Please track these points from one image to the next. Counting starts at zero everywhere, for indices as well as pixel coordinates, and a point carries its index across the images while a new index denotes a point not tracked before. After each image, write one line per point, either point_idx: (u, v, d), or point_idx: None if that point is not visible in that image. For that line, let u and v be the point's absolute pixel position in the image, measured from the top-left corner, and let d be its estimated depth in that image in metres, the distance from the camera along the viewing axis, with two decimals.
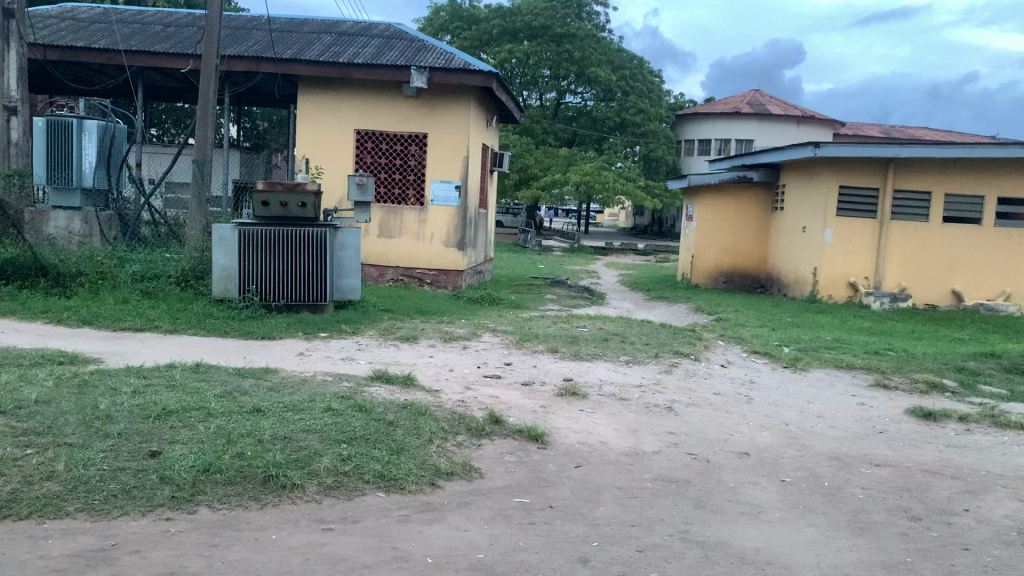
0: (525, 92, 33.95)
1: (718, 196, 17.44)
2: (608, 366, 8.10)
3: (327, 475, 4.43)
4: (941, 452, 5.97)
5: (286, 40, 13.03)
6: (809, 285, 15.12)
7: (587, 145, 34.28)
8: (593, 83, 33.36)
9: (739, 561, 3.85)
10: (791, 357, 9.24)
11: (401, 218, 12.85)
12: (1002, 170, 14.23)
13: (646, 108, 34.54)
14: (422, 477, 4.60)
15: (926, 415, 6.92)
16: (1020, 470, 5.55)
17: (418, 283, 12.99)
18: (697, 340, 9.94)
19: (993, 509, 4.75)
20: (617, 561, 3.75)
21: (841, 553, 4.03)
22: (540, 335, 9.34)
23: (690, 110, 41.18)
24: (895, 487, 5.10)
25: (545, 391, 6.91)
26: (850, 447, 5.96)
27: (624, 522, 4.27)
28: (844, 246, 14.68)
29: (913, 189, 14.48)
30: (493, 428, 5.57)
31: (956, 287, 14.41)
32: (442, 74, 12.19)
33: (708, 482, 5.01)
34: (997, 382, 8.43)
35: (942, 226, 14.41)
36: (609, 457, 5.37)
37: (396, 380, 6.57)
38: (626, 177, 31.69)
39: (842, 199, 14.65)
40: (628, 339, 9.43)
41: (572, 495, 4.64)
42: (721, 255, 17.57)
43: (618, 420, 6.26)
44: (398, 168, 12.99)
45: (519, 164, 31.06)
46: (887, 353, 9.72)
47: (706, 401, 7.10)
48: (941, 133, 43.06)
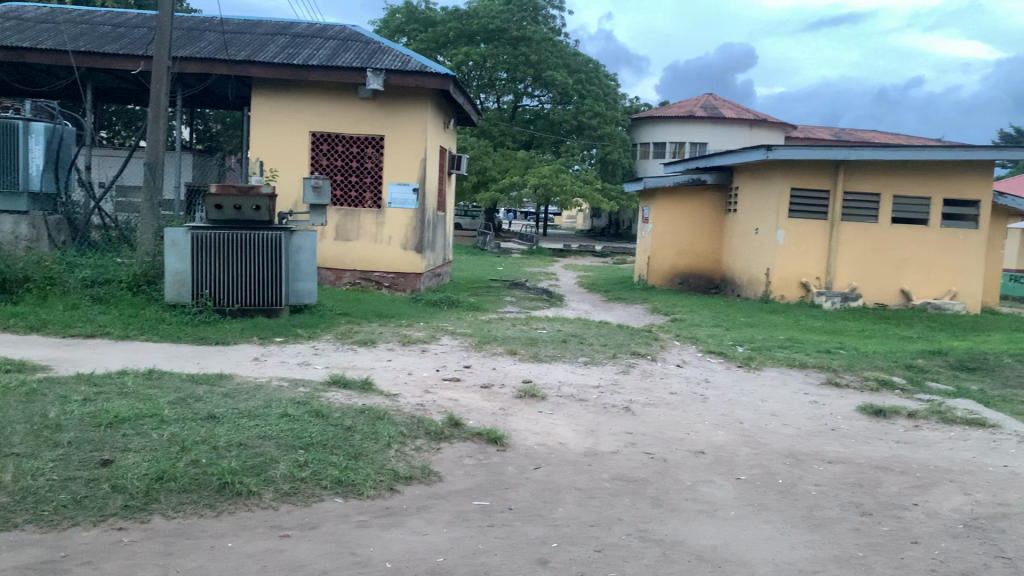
0: (482, 95, 33.92)
1: (672, 198, 17.64)
2: (566, 368, 8.14)
3: (284, 482, 4.39)
4: (892, 448, 6.11)
5: (239, 42, 12.88)
6: (763, 286, 15.33)
7: (545, 148, 34.37)
8: (550, 86, 33.48)
9: (697, 559, 3.89)
10: (745, 356, 9.37)
11: (358, 221, 12.77)
12: (947, 172, 14.62)
13: (602, 112, 34.74)
14: (381, 482, 4.59)
15: (877, 412, 7.06)
16: (968, 464, 5.70)
17: (376, 287, 12.90)
18: (654, 341, 10.02)
19: (941, 503, 4.88)
20: (577, 561, 3.78)
21: (796, 549, 4.09)
22: (499, 337, 9.36)
23: (646, 113, 41.56)
24: (847, 483, 5.20)
25: (503, 394, 6.92)
26: (804, 445, 6.07)
27: (583, 522, 4.30)
28: (795, 246, 14.89)
29: (863, 191, 14.77)
30: (453, 431, 5.57)
31: (905, 286, 14.74)
32: (400, 75, 12.12)
33: (665, 481, 5.07)
34: (945, 379, 8.63)
35: (891, 227, 14.72)
36: (568, 458, 5.40)
37: (353, 385, 6.52)
38: (583, 179, 31.84)
39: (794, 201, 14.90)
40: (586, 340, 9.47)
41: (531, 496, 4.66)
42: (677, 257, 17.76)
43: (576, 421, 6.29)
44: (355, 171, 12.90)
45: (476, 166, 31.10)
46: (837, 351, 9.91)
47: (664, 401, 7.17)
48: (887, 137, 44.10)
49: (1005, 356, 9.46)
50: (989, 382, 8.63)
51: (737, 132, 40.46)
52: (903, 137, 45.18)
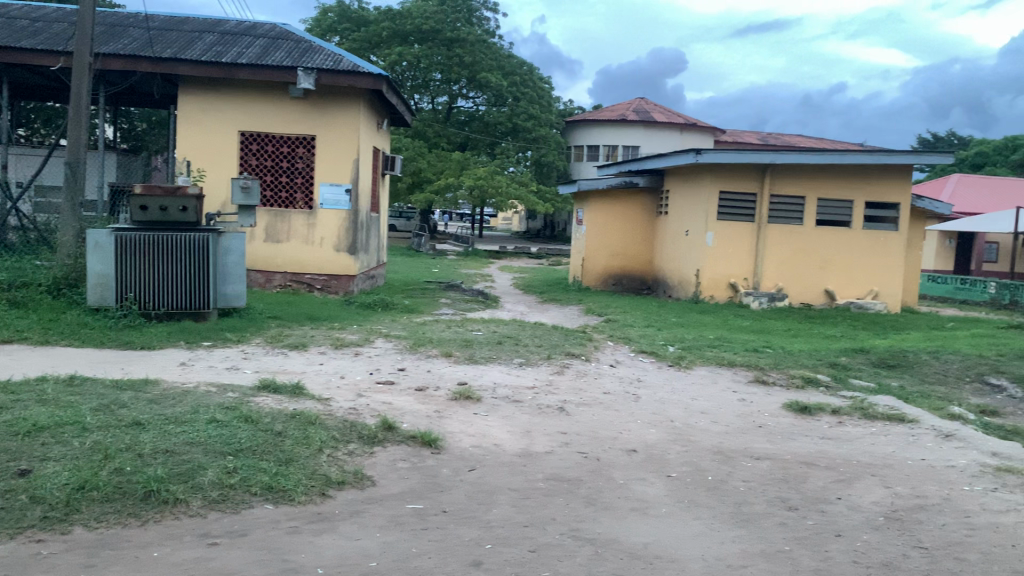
0: (415, 96, 33.76)
1: (605, 200, 17.82)
2: (502, 369, 8.14)
3: (212, 489, 4.29)
4: (817, 444, 6.27)
5: (165, 38, 12.56)
6: (693, 287, 15.61)
7: (480, 149, 34.40)
8: (484, 87, 33.49)
9: (629, 557, 3.94)
10: (676, 355, 9.54)
11: (289, 222, 12.58)
12: (869, 176, 15.10)
13: (536, 114, 34.93)
14: (312, 487, 4.52)
15: (803, 409, 7.25)
16: (888, 459, 5.90)
17: (307, 289, 12.72)
18: (588, 342, 10.10)
19: (863, 496, 5.03)
20: (510, 563, 3.78)
21: (724, 544, 4.18)
22: (434, 339, 9.32)
23: (579, 116, 41.96)
24: (774, 478, 5.33)
25: (438, 396, 6.90)
26: (732, 442, 6.19)
27: (517, 522, 4.31)
28: (724, 248, 15.19)
29: (788, 194, 15.15)
30: (386, 435, 5.52)
31: (829, 287, 15.20)
32: (331, 75, 11.97)
33: (598, 480, 5.11)
34: (866, 376, 8.93)
35: (815, 229, 15.13)
36: (503, 459, 5.41)
37: (283, 390, 6.42)
38: (518, 181, 31.96)
39: (723, 203, 15.22)
40: (521, 342, 9.48)
41: (465, 498, 4.66)
42: (610, 258, 17.95)
43: (511, 422, 6.31)
44: (285, 171, 12.70)
45: (411, 168, 30.98)
46: (764, 350, 10.16)
47: (597, 401, 7.24)
48: (811, 142, 45.39)
49: (923, 353, 9.82)
50: (909, 379, 8.95)
51: (668, 136, 41.14)
52: (827, 142, 46.58)
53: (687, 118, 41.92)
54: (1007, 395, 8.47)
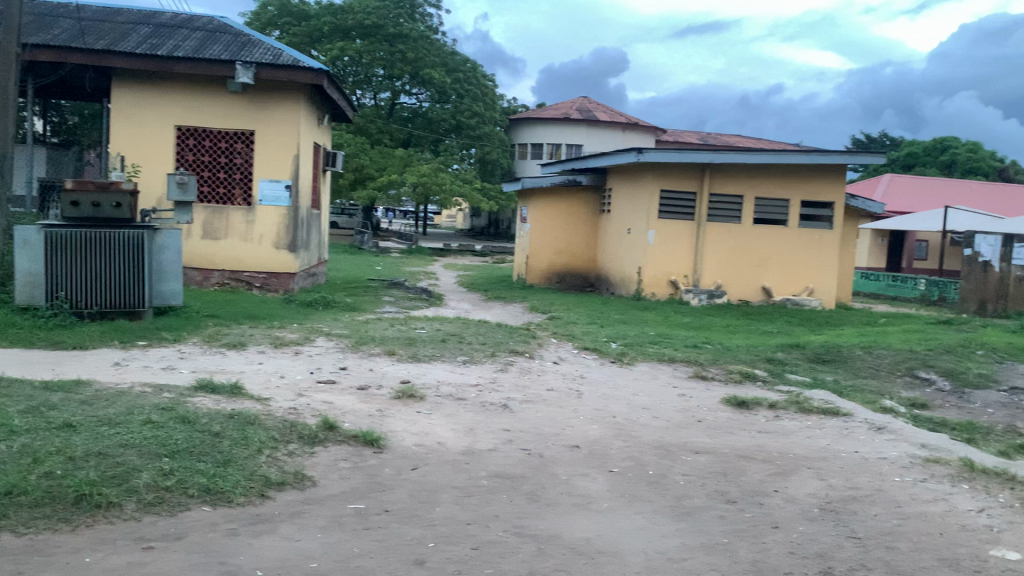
0: (358, 91, 33.43)
1: (549, 198, 17.89)
2: (445, 368, 8.10)
3: (147, 492, 4.20)
4: (754, 438, 6.40)
5: (98, 30, 12.22)
6: (635, 284, 15.79)
7: (424, 146, 34.22)
8: (428, 84, 33.36)
9: (571, 552, 3.97)
10: (618, 352, 9.63)
11: (226, 218, 12.35)
12: (805, 176, 15.42)
13: (480, 111, 34.89)
14: (251, 488, 4.45)
15: (741, 403, 7.39)
16: (822, 452, 6.04)
17: (246, 287, 12.50)
18: (532, 339, 10.12)
19: (799, 489, 5.15)
20: (453, 561, 3.77)
21: (665, 538, 4.23)
22: (376, 337, 9.24)
23: (523, 114, 42.06)
24: (713, 472, 5.42)
25: (381, 395, 6.85)
26: (672, 436, 6.28)
27: (460, 521, 4.30)
28: (665, 246, 15.40)
29: (727, 193, 15.40)
30: (327, 434, 5.46)
31: (766, 284, 15.52)
32: (271, 70, 11.79)
33: (541, 477, 5.14)
34: (802, 371, 9.13)
35: (753, 227, 15.44)
36: (446, 457, 5.39)
37: (222, 390, 6.30)
38: (462, 179, 31.91)
39: (664, 202, 15.41)
40: (465, 340, 9.46)
41: (408, 497, 4.63)
42: (553, 256, 18.04)
43: (455, 420, 6.30)
44: (222, 166, 12.45)
45: (354, 164, 30.70)
46: (704, 346, 10.32)
47: (540, 398, 7.26)
48: (750, 142, 46.28)
49: (856, 349, 10.08)
50: (843, 373, 9.18)
51: (611, 135, 41.49)
52: (764, 142, 47.58)
53: (629, 117, 42.33)
54: (936, 389, 8.75)
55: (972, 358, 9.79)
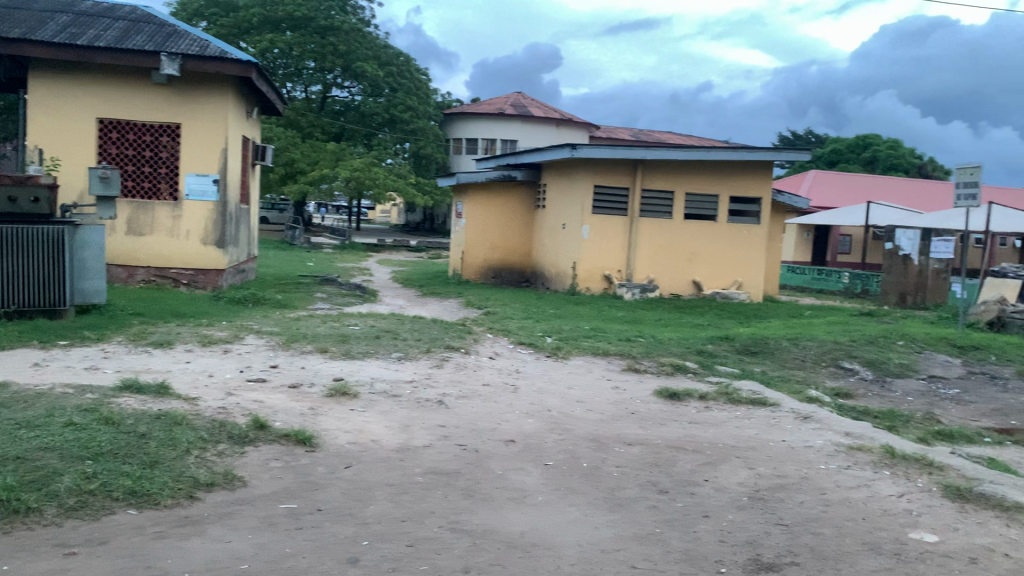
0: (288, 84, 32.86)
1: (484, 194, 17.87)
2: (379, 364, 8.03)
3: (69, 496, 4.06)
4: (685, 428, 6.52)
5: (14, 17, 11.75)
6: (570, 279, 15.90)
7: (356, 140, 33.87)
8: (360, 77, 32.98)
9: (506, 546, 3.98)
10: (553, 346, 9.69)
11: (152, 214, 12.03)
12: (734, 172, 15.73)
13: (414, 106, 34.64)
14: (178, 490, 4.34)
15: (672, 395, 7.52)
16: (751, 441, 6.18)
17: (173, 284, 12.21)
18: (467, 335, 10.11)
19: (729, 478, 5.26)
20: (387, 558, 3.75)
21: (599, 529, 4.27)
22: (309, 335, 9.11)
23: (456, 109, 41.93)
24: (645, 463, 5.50)
25: (313, 393, 6.76)
26: (606, 429, 6.35)
27: (394, 518, 4.27)
28: (599, 241, 15.54)
29: (659, 188, 15.62)
30: (258, 434, 5.37)
31: (696, 278, 15.80)
32: (197, 61, 11.49)
33: (476, 472, 5.14)
34: (731, 363, 9.33)
35: (683, 223, 15.70)
36: (380, 455, 5.34)
37: (147, 390, 6.13)
38: (396, 174, 31.67)
39: (597, 197, 15.55)
40: (400, 336, 9.40)
41: (341, 496, 4.58)
42: (489, 251, 18.03)
43: (389, 417, 6.25)
44: (147, 160, 12.11)
45: (284, 158, 30.23)
46: (637, 339, 10.46)
47: (475, 393, 7.25)
48: (681, 138, 47.04)
49: (783, 340, 10.33)
50: (771, 364, 9.41)
51: (544, 130, 41.70)
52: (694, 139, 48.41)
53: (563, 112, 42.57)
54: (859, 378, 9.04)
55: (893, 349, 10.14)
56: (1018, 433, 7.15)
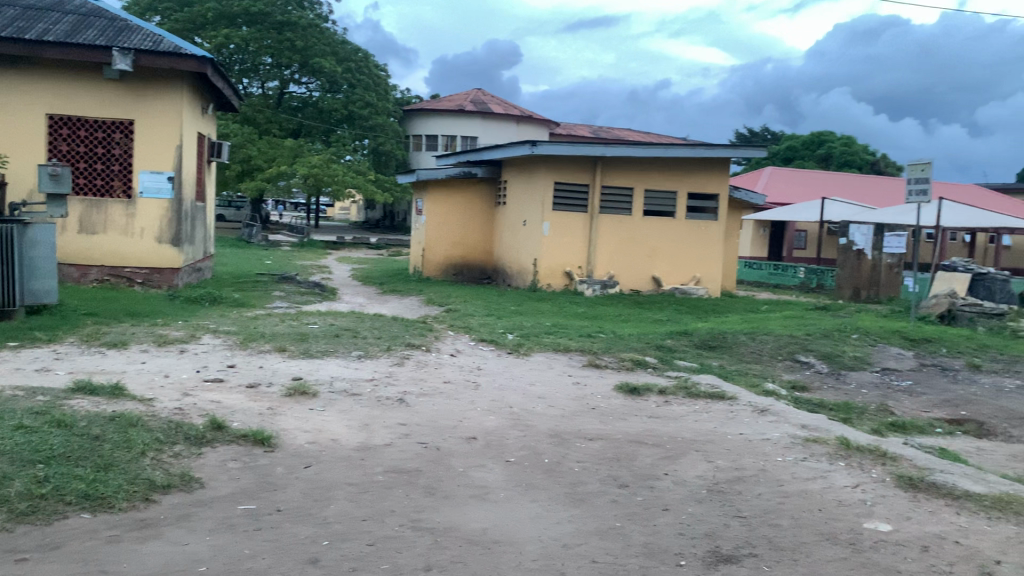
0: (244, 80, 32.44)
1: (444, 191, 17.82)
2: (339, 363, 7.98)
3: (20, 501, 3.97)
4: (646, 423, 6.57)
5: None
6: (530, 275, 15.92)
7: (314, 137, 33.57)
8: (318, 73, 32.67)
9: (468, 543, 3.98)
10: (514, 342, 9.70)
11: (105, 212, 11.79)
12: (691, 168, 15.88)
13: (373, 102, 34.39)
14: (134, 493, 4.27)
15: (632, 390, 7.57)
16: (710, 434, 6.26)
17: (127, 284, 11.99)
18: (428, 332, 10.08)
19: (688, 471, 5.32)
20: (348, 558, 3.72)
21: (560, 525, 4.29)
22: (267, 334, 9.00)
23: (416, 105, 41.73)
24: (606, 457, 5.53)
25: (272, 392, 6.68)
26: (567, 424, 6.38)
27: (354, 517, 4.25)
28: (559, 237, 15.59)
29: (618, 185, 15.71)
30: (215, 435, 5.30)
31: (655, 274, 15.94)
32: (151, 56, 11.29)
33: (438, 469, 5.13)
34: (690, 357, 9.43)
35: (642, 219, 15.82)
36: (340, 454, 5.30)
37: (101, 391, 6.01)
38: (355, 170, 31.45)
39: (558, 194, 15.59)
40: (359, 334, 9.34)
41: (301, 496, 4.53)
42: (450, 249, 18.00)
43: (349, 416, 6.21)
44: (100, 157, 11.86)
45: (241, 155, 29.85)
46: (597, 335, 10.53)
47: (436, 391, 7.23)
48: (640, 135, 47.37)
49: (740, 334, 10.47)
50: (728, 358, 9.53)
51: (504, 127, 41.71)
52: (653, 136, 48.76)
53: (522, 109, 42.61)
54: (815, 371, 9.19)
55: (847, 342, 10.32)
56: (968, 423, 7.33)
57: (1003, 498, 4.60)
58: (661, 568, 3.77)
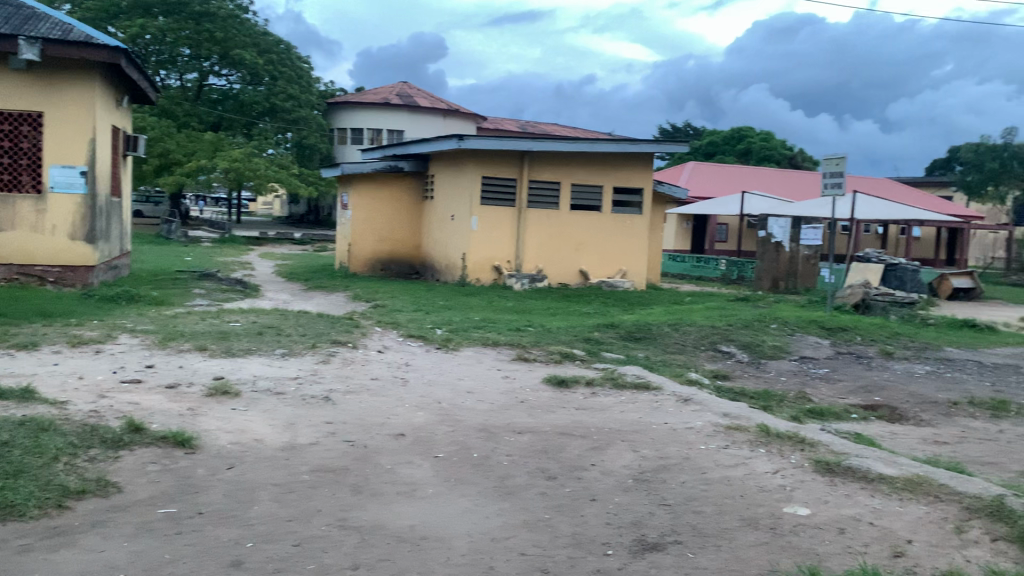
0: (161, 72, 31.49)
1: (371, 185, 17.64)
2: (262, 361, 7.82)
3: None
4: (573, 414, 6.63)
5: None
6: (459, 270, 15.89)
7: (235, 130, 32.80)
8: (239, 65, 31.91)
9: (396, 540, 3.95)
10: (443, 338, 9.67)
11: (13, 208, 11.33)
12: (617, 163, 16.06)
13: (296, 94, 33.76)
14: (47, 500, 4.11)
15: (561, 382, 7.64)
16: (636, 424, 6.35)
17: (38, 282, 11.53)
18: (355, 328, 9.97)
19: (615, 461, 5.39)
20: (273, 559, 3.66)
21: (489, 519, 4.30)
22: (187, 333, 8.77)
23: (340, 98, 41.15)
24: (535, 450, 5.57)
25: (193, 393, 6.51)
26: (496, 418, 6.39)
27: (279, 518, 4.18)
28: (487, 232, 15.60)
29: (545, 179, 15.79)
30: (133, 437, 5.14)
31: (583, 267, 16.10)
32: (61, 46, 10.83)
33: (365, 467, 5.07)
34: (616, 349, 9.55)
35: (570, 214, 15.95)
36: (264, 454, 5.20)
37: (9, 394, 5.77)
38: (278, 164, 30.85)
39: (485, 189, 15.58)
40: (283, 332, 9.18)
41: (224, 497, 4.44)
42: (377, 243, 17.83)
43: (273, 415, 6.10)
44: (6, 151, 11.37)
45: (158, 148, 29.02)
46: (525, 329, 10.57)
47: (363, 388, 7.17)
48: (567, 130, 47.69)
49: (665, 326, 10.65)
50: (653, 349, 9.68)
51: (431, 121, 41.49)
52: (580, 130, 49.16)
53: (449, 103, 42.44)
54: (736, 361, 9.41)
55: (767, 332, 10.60)
56: (881, 408, 7.61)
57: (913, 479, 4.77)
58: (589, 558, 3.82)
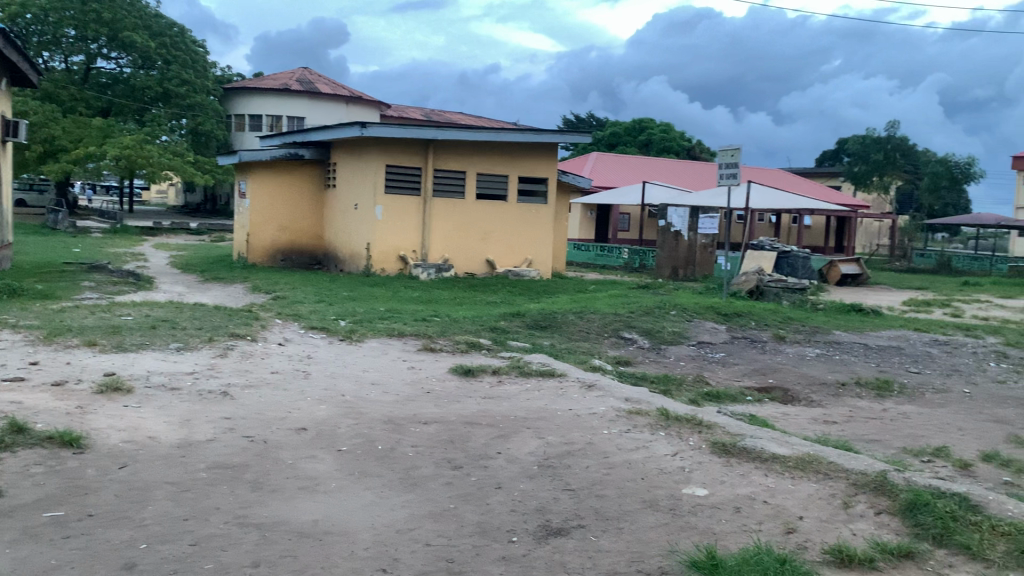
0: (44, 53, 29.98)
1: (270, 173, 17.22)
2: (156, 356, 7.55)
3: None
4: (479, 404, 6.64)
5: None
6: (363, 260, 15.68)
7: (126, 116, 31.45)
8: (128, 48, 30.59)
9: (298, 536, 3.88)
10: (347, 329, 9.53)
11: None
12: (521, 153, 16.14)
13: (190, 79, 32.57)
14: None
15: (466, 371, 7.64)
16: (541, 412, 6.41)
17: None
18: (254, 321, 9.72)
19: (520, 448, 5.43)
20: (169, 560, 3.55)
21: (393, 511, 4.27)
22: (74, 328, 8.38)
23: (238, 84, 39.95)
24: (440, 441, 5.55)
25: (81, 390, 6.23)
26: (401, 410, 6.33)
27: (175, 517, 4.05)
28: (393, 221, 15.45)
29: (450, 169, 15.73)
30: (16, 438, 4.89)
31: (489, 257, 16.15)
32: None
33: (265, 463, 4.96)
34: (521, 337, 9.60)
35: (476, 203, 15.95)
36: (159, 452, 5.03)
37: None
38: (172, 152, 29.75)
39: (389, 177, 15.41)
40: (178, 326, 8.87)
41: (115, 498, 4.27)
42: (276, 233, 17.44)
43: (167, 412, 5.89)
44: None
45: (42, 134, 27.64)
46: (431, 319, 10.53)
47: (262, 381, 7.01)
48: (473, 119, 47.61)
49: (569, 314, 10.78)
50: (558, 337, 9.78)
51: (333, 109, 40.73)
52: (485, 120, 49.15)
53: (352, 90, 41.75)
54: (638, 347, 9.61)
55: (667, 318, 10.86)
56: (775, 390, 7.91)
57: (804, 458, 4.98)
58: (494, 546, 3.84)
